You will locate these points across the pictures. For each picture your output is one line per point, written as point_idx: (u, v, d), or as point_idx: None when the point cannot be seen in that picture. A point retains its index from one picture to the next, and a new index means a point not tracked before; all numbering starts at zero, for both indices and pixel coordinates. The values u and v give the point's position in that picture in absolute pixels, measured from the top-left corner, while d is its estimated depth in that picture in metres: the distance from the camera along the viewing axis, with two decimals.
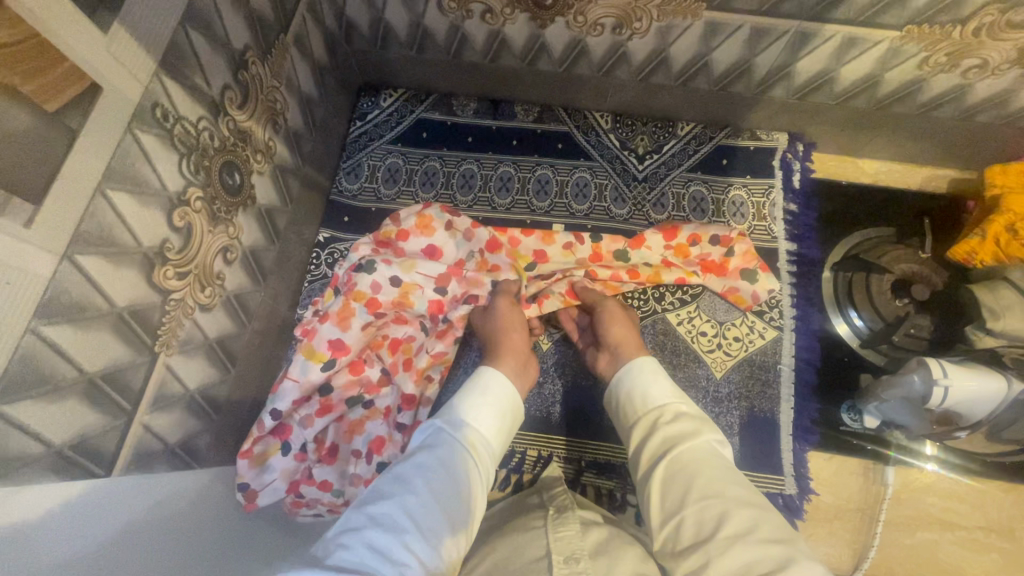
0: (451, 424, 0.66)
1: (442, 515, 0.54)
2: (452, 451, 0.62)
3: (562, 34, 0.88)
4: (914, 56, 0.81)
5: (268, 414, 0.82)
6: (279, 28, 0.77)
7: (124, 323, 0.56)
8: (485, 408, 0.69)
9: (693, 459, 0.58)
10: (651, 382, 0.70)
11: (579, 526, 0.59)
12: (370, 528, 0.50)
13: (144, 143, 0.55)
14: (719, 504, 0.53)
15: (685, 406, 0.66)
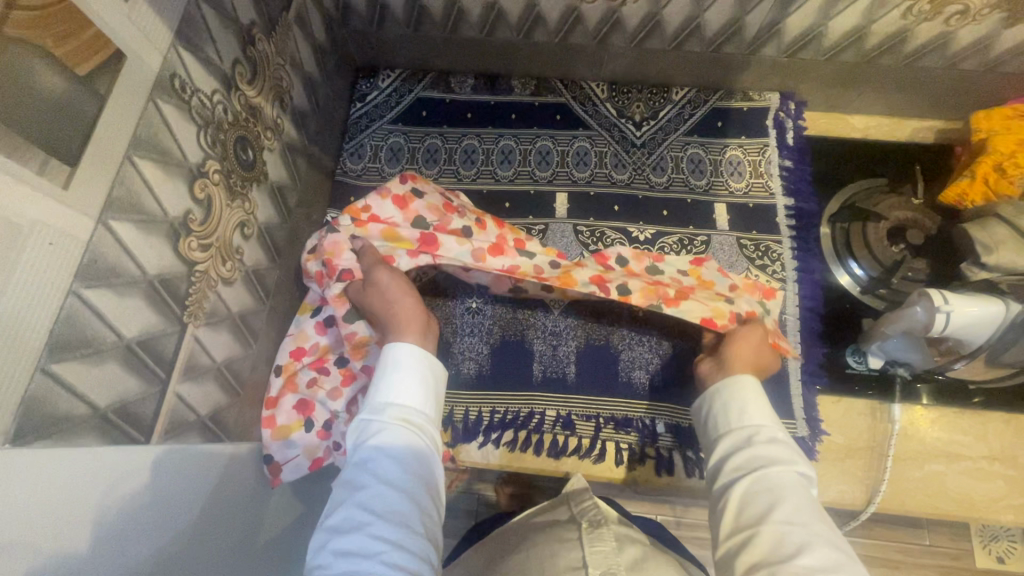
0: (383, 412, 0.64)
1: (402, 506, 0.57)
2: (385, 434, 0.62)
3: (557, 3, 0.90)
4: (898, 6, 0.84)
5: (275, 377, 0.84)
6: (282, 6, 0.79)
7: (154, 292, 0.58)
8: (413, 386, 0.67)
9: (783, 485, 0.60)
10: (750, 401, 0.71)
11: (614, 542, 0.62)
12: (336, 541, 0.54)
13: (165, 112, 0.57)
14: (805, 538, 0.55)
15: (779, 432, 0.67)
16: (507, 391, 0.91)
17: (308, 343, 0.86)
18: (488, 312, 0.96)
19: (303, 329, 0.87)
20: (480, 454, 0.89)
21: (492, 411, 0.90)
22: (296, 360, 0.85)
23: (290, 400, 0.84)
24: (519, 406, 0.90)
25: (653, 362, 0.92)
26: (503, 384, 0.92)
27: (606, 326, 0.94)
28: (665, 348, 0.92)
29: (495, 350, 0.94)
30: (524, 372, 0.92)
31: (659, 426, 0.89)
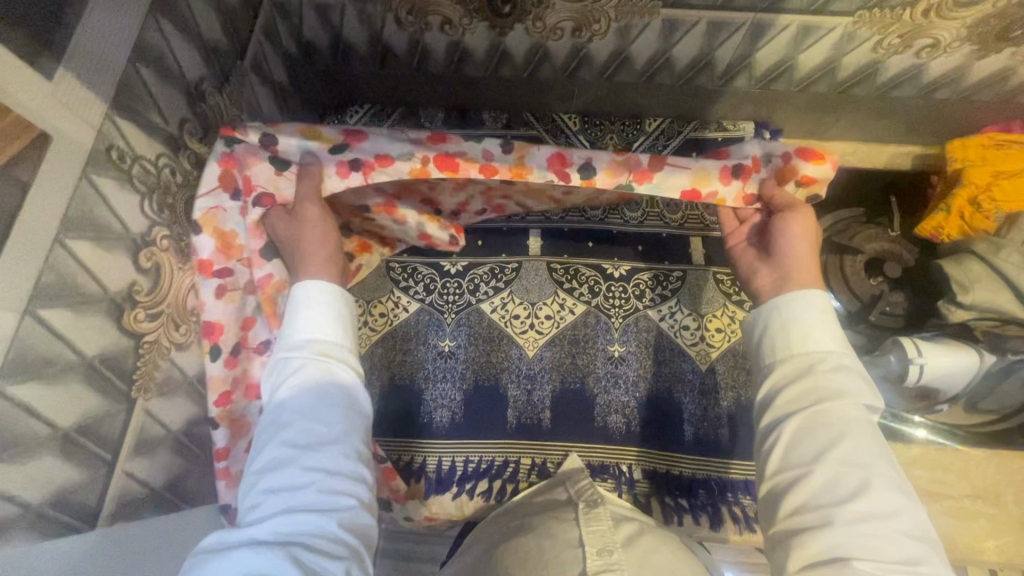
0: (304, 347, 0.62)
1: (330, 437, 0.57)
2: (303, 371, 0.60)
3: (522, 40, 0.88)
4: (869, 40, 0.82)
5: (215, 430, 0.70)
6: (235, 55, 0.76)
7: (96, 373, 0.55)
8: (328, 316, 0.64)
9: (844, 422, 0.55)
10: (814, 322, 0.62)
11: (610, 520, 0.65)
12: (267, 477, 0.54)
13: (102, 187, 0.54)
14: (869, 483, 0.51)
15: (846, 358, 0.60)
16: (481, 440, 0.90)
17: (228, 384, 0.69)
18: (458, 359, 0.93)
19: (211, 375, 0.68)
20: (455, 505, 0.87)
21: (466, 461, 0.89)
22: (226, 406, 0.69)
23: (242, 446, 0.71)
24: (494, 454, 0.89)
25: (630, 405, 0.90)
26: (477, 432, 0.90)
27: (582, 369, 0.92)
28: (641, 391, 0.91)
29: (468, 396, 0.92)
30: (498, 419, 0.90)
31: (636, 473, 0.88)
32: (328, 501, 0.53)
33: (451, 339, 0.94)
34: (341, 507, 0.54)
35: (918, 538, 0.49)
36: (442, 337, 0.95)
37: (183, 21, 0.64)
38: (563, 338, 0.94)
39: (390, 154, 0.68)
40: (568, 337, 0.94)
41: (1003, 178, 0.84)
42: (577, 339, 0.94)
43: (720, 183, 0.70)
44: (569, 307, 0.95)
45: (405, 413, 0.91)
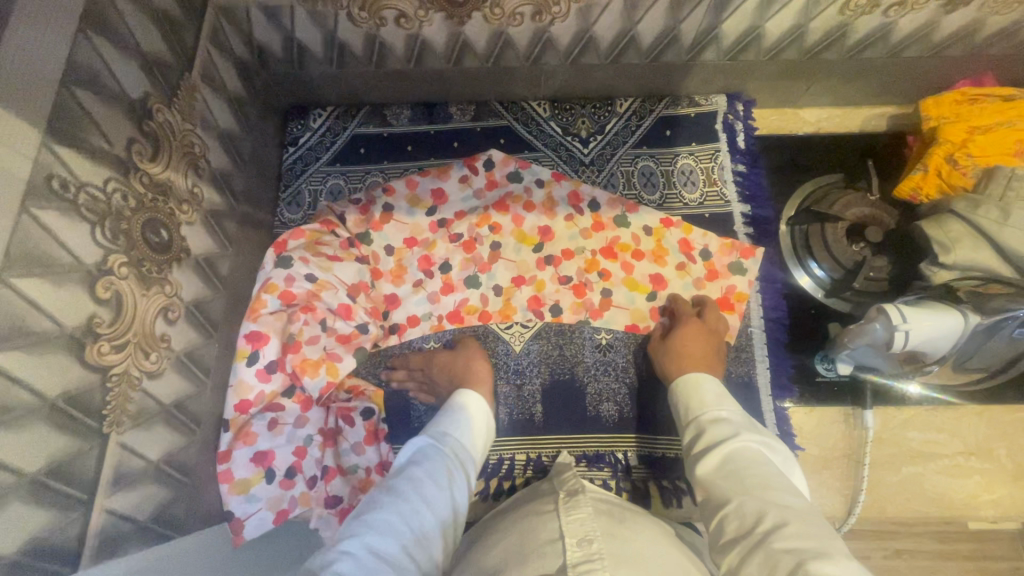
0: (451, 436, 0.72)
1: (423, 530, 0.58)
2: (430, 465, 0.66)
3: (481, 29, 0.85)
4: (835, 2, 0.80)
5: (225, 432, 0.80)
6: (181, 67, 0.73)
7: (62, 414, 0.53)
8: (479, 420, 0.77)
9: (733, 459, 0.62)
10: (694, 394, 0.75)
11: (591, 510, 0.63)
12: (370, 535, 0.54)
13: (46, 220, 0.51)
14: (771, 498, 0.56)
15: (722, 410, 0.70)
16: None
17: (252, 394, 0.81)
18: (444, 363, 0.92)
19: (242, 379, 0.81)
20: None
21: None
22: (243, 412, 0.81)
23: (245, 453, 0.82)
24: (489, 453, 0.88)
25: (621, 392, 0.90)
26: None
27: (570, 360, 0.91)
28: (630, 377, 0.90)
29: None
30: None
31: (632, 459, 0.87)
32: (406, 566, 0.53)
33: (437, 340, 0.93)
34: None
35: (833, 539, 0.51)
36: (428, 337, 0.93)
37: (117, 35, 0.61)
38: (548, 331, 0.93)
39: (417, 316, 0.94)
40: (554, 330, 0.93)
41: (977, 133, 0.82)
42: (563, 331, 0.93)
43: (650, 318, 0.93)
44: (545, 325, 0.93)
45: (396, 421, 0.90)
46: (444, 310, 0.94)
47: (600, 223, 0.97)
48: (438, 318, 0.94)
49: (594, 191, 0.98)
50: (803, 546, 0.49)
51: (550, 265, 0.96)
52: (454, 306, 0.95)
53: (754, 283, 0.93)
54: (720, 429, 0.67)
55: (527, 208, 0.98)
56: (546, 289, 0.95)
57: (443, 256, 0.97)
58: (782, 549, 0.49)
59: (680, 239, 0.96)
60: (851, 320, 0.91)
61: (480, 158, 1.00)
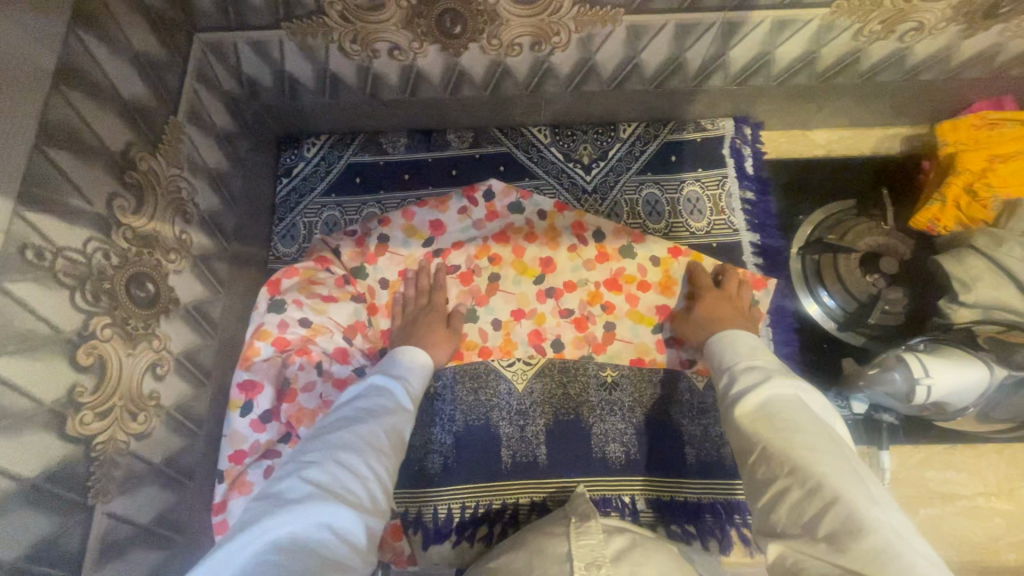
0: (379, 378, 0.72)
1: (353, 457, 0.57)
2: (357, 405, 0.66)
3: (479, 59, 0.82)
4: (848, 28, 0.76)
5: (219, 484, 0.78)
6: (166, 110, 0.70)
7: (42, 493, 0.51)
8: (415, 362, 0.78)
9: (767, 404, 0.60)
10: (729, 346, 0.74)
11: (601, 534, 0.62)
12: (287, 478, 0.53)
13: (19, 293, 0.49)
14: (801, 443, 0.53)
15: (761, 358, 0.69)
16: (475, 483, 0.86)
17: (246, 443, 0.79)
18: (443, 404, 0.89)
19: (236, 429, 0.79)
20: (454, 553, 0.84)
21: (463, 507, 0.85)
22: (237, 463, 0.79)
23: (239, 504, 0.78)
24: (492, 497, 0.85)
25: (627, 433, 0.87)
26: (470, 476, 0.86)
27: (574, 399, 0.89)
28: (637, 417, 0.88)
29: (460, 437, 0.88)
30: (491, 460, 0.87)
31: (639, 503, 0.84)
32: (351, 498, 0.52)
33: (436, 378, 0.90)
34: (363, 510, 0.53)
35: (880, 497, 0.48)
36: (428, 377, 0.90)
37: (95, 87, 0.58)
38: (552, 368, 0.90)
39: None
40: (558, 366, 0.90)
41: (997, 162, 0.79)
42: (568, 368, 0.90)
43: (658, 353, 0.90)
44: (548, 361, 0.90)
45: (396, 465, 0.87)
46: None
47: (604, 254, 0.94)
48: None
49: (597, 221, 0.95)
50: (837, 498, 0.47)
51: (551, 298, 0.93)
52: None
53: (765, 315, 0.90)
54: (751, 376, 0.66)
55: (528, 238, 0.95)
56: (548, 323, 0.92)
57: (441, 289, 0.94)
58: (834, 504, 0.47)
59: (688, 270, 0.92)
60: (865, 355, 0.88)
61: (480, 188, 0.96)
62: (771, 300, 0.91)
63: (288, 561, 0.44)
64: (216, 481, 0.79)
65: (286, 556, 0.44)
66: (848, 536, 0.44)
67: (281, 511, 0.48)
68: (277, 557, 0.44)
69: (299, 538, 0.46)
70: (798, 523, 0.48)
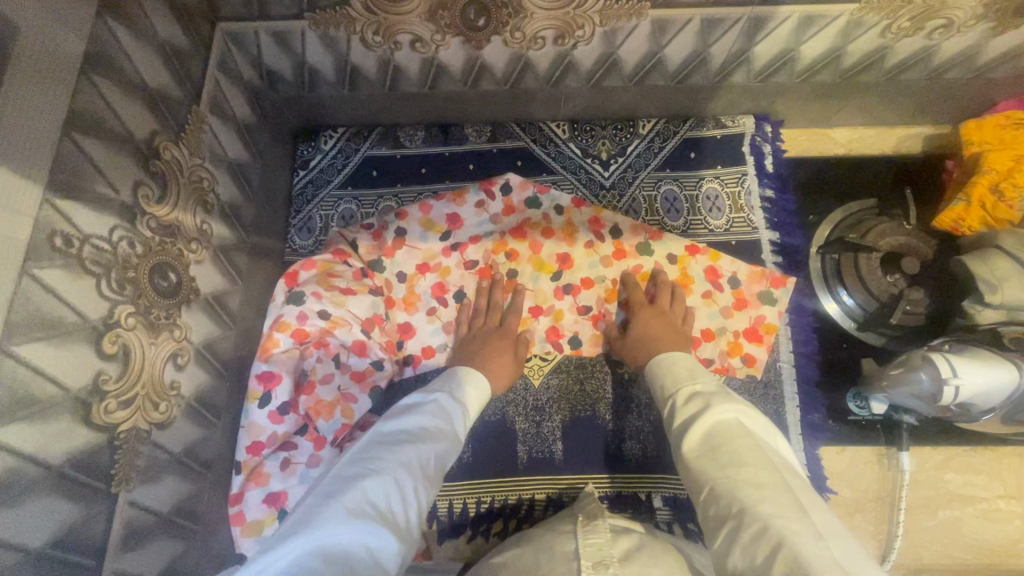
0: (447, 399, 0.71)
1: (403, 477, 0.56)
2: (416, 418, 0.65)
3: (501, 52, 0.81)
4: (876, 25, 0.76)
5: (236, 474, 0.78)
6: (189, 100, 0.70)
7: (68, 480, 0.51)
8: (479, 386, 0.77)
9: (714, 439, 0.60)
10: (668, 370, 0.74)
11: (608, 534, 0.62)
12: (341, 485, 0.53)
13: (48, 279, 0.49)
14: (748, 481, 0.54)
15: (695, 384, 0.69)
16: (490, 479, 0.86)
17: (264, 435, 0.79)
18: None
19: (254, 421, 0.78)
20: (469, 548, 0.84)
21: (478, 502, 0.85)
22: (255, 454, 0.79)
23: (257, 495, 0.78)
24: (507, 492, 0.85)
25: (644, 429, 0.87)
26: (485, 471, 0.86)
27: (591, 395, 0.88)
28: (654, 414, 0.87)
29: (476, 432, 0.88)
30: (508, 456, 0.86)
31: (656, 501, 0.84)
32: (398, 528, 0.51)
33: None
34: (404, 542, 0.51)
35: (821, 528, 0.49)
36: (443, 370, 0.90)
37: (122, 75, 0.58)
38: (568, 363, 0.90)
39: (432, 346, 0.91)
40: (574, 362, 0.90)
41: None
42: (584, 364, 0.90)
43: None
44: (564, 357, 0.90)
45: None
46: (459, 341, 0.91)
47: (622, 251, 0.94)
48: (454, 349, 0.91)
49: (616, 217, 0.95)
50: (781, 540, 0.47)
51: (569, 294, 0.93)
52: None
53: (784, 314, 0.90)
54: (692, 407, 0.66)
55: (546, 234, 0.95)
56: (565, 320, 0.92)
57: (457, 283, 0.94)
58: (780, 545, 0.47)
59: (706, 267, 0.92)
60: (884, 355, 0.87)
61: (497, 182, 0.96)
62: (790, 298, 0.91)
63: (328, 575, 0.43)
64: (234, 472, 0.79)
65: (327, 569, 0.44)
66: None
67: (336, 521, 0.48)
68: (320, 569, 0.44)
69: (342, 553, 0.46)
70: (752, 567, 0.48)
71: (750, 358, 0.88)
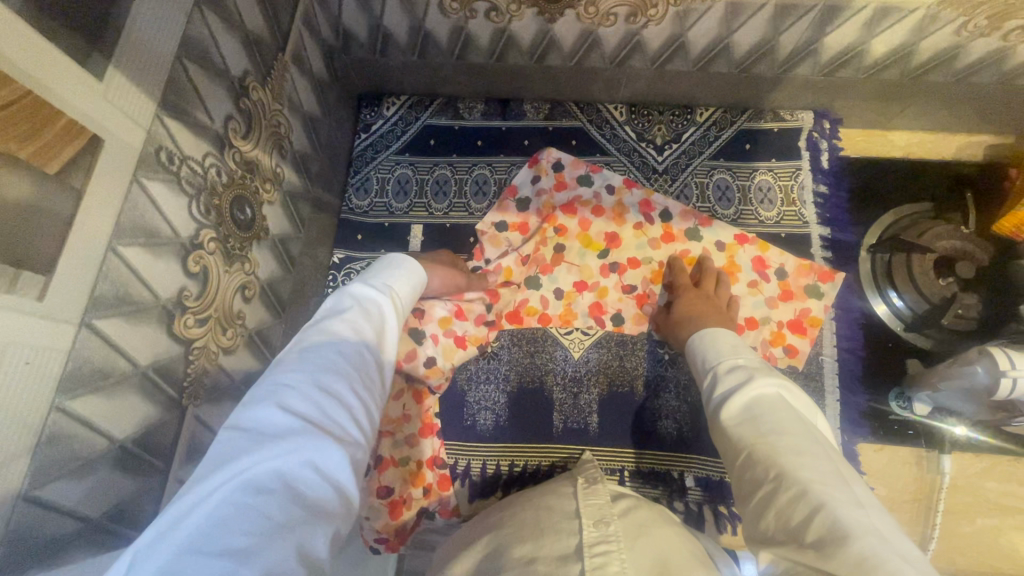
0: (367, 289, 0.64)
1: (336, 383, 0.50)
2: (341, 320, 0.57)
3: (572, 27, 0.84)
4: (952, 22, 0.76)
5: None
6: (276, 47, 0.73)
7: (149, 383, 0.54)
8: (406, 275, 0.71)
9: (755, 407, 0.60)
10: (710, 346, 0.74)
11: (608, 496, 0.63)
12: (262, 404, 0.45)
13: (151, 191, 0.52)
14: (787, 448, 0.54)
15: (740, 358, 0.69)
16: (524, 444, 0.87)
17: None
18: (498, 363, 0.91)
19: None
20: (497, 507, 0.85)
21: (509, 465, 0.86)
22: None
23: None
24: (539, 458, 0.87)
25: (680, 410, 0.87)
26: (522, 436, 0.88)
27: (629, 372, 0.89)
28: (692, 396, 0.88)
29: (512, 398, 0.89)
30: (543, 423, 0.88)
31: (687, 481, 0.84)
32: (338, 433, 0.46)
33: (495, 339, 0.92)
34: (353, 446, 0.47)
35: (864, 499, 0.49)
36: (485, 335, 0.92)
37: (227, 13, 0.61)
38: (609, 339, 0.91)
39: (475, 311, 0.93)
40: (615, 339, 0.91)
41: None
42: (625, 341, 0.91)
43: None
44: (605, 333, 0.91)
45: (447, 417, 0.89)
46: (502, 309, 0.93)
47: (670, 235, 0.95)
48: (497, 316, 0.93)
49: (666, 201, 0.96)
50: (821, 504, 0.47)
51: (614, 273, 0.94)
52: (514, 306, 0.93)
53: (830, 309, 0.89)
54: (733, 379, 0.66)
55: (596, 213, 0.96)
56: (609, 297, 0.93)
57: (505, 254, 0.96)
58: (815, 506, 0.47)
59: (755, 257, 0.92)
60: (929, 357, 0.87)
61: (550, 161, 0.98)
62: (839, 294, 0.90)
63: (273, 509, 0.38)
64: None
65: (271, 501, 0.38)
66: (835, 543, 0.44)
67: (260, 447, 0.41)
68: (257, 500, 0.38)
69: (284, 481, 0.40)
70: (787, 529, 0.48)
71: (793, 350, 0.88)
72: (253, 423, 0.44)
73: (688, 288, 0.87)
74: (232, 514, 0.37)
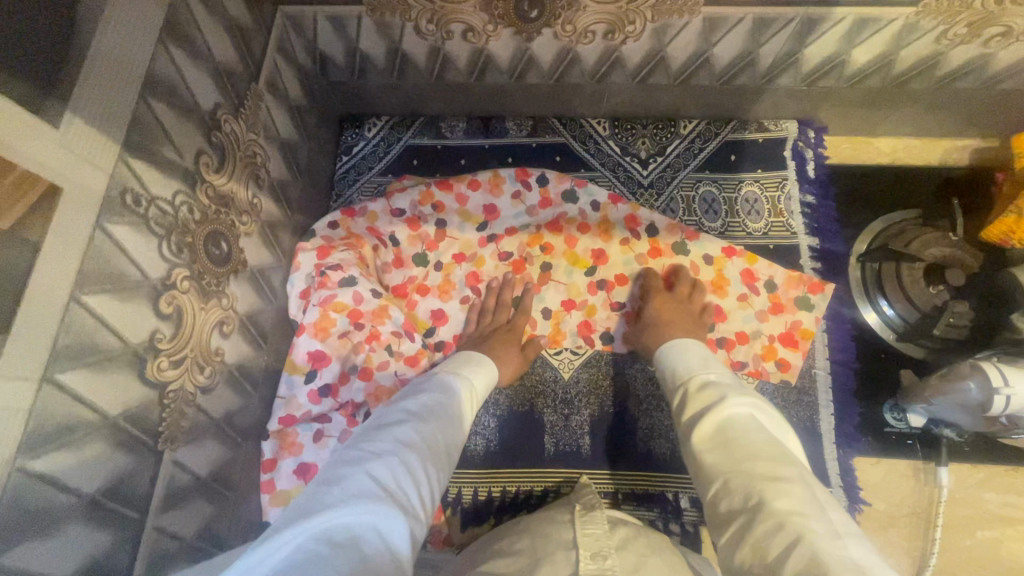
0: (443, 378, 0.68)
1: (406, 459, 0.52)
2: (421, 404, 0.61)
3: (550, 45, 0.82)
4: (932, 30, 0.75)
5: (266, 440, 0.80)
6: (249, 77, 0.72)
7: (120, 432, 0.52)
8: (481, 364, 0.75)
9: (729, 429, 0.59)
10: (680, 360, 0.73)
11: (605, 524, 0.61)
12: (343, 468, 0.48)
13: (117, 235, 0.50)
14: (762, 474, 0.52)
15: (711, 373, 0.68)
16: (517, 469, 0.86)
17: (300, 411, 0.82)
18: None
19: (295, 396, 0.82)
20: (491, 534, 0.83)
21: (502, 491, 0.85)
22: (289, 425, 0.82)
23: (289, 465, 0.80)
24: (532, 483, 0.85)
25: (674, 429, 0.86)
26: (514, 461, 0.86)
27: (620, 392, 0.88)
28: None
29: (503, 421, 0.88)
30: (535, 447, 0.86)
31: (683, 502, 0.83)
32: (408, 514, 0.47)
33: None
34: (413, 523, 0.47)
35: (841, 526, 0.47)
36: None
37: (194, 47, 0.60)
38: (600, 359, 0.90)
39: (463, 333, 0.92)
40: (606, 359, 0.89)
41: None
42: (615, 359, 0.89)
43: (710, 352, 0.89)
44: (596, 352, 0.90)
45: None
46: None
47: (657, 249, 0.93)
48: None
49: (653, 215, 0.94)
50: (798, 536, 0.45)
51: (602, 290, 0.92)
52: None
53: (821, 320, 0.89)
54: (704, 398, 0.64)
55: (581, 229, 0.95)
56: (598, 315, 0.92)
57: (491, 273, 0.94)
58: (794, 539, 0.45)
59: (743, 270, 0.91)
60: (923, 367, 0.86)
61: (532, 173, 0.96)
62: (828, 306, 0.90)
63: (344, 560, 0.39)
64: (266, 442, 0.81)
65: (339, 553, 0.39)
66: None
67: (338, 503, 0.43)
68: (329, 551, 0.39)
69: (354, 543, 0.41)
70: (763, 562, 0.46)
71: (785, 364, 0.87)
72: (340, 480, 0.47)
73: (676, 304, 0.86)
74: (310, 557, 0.38)
